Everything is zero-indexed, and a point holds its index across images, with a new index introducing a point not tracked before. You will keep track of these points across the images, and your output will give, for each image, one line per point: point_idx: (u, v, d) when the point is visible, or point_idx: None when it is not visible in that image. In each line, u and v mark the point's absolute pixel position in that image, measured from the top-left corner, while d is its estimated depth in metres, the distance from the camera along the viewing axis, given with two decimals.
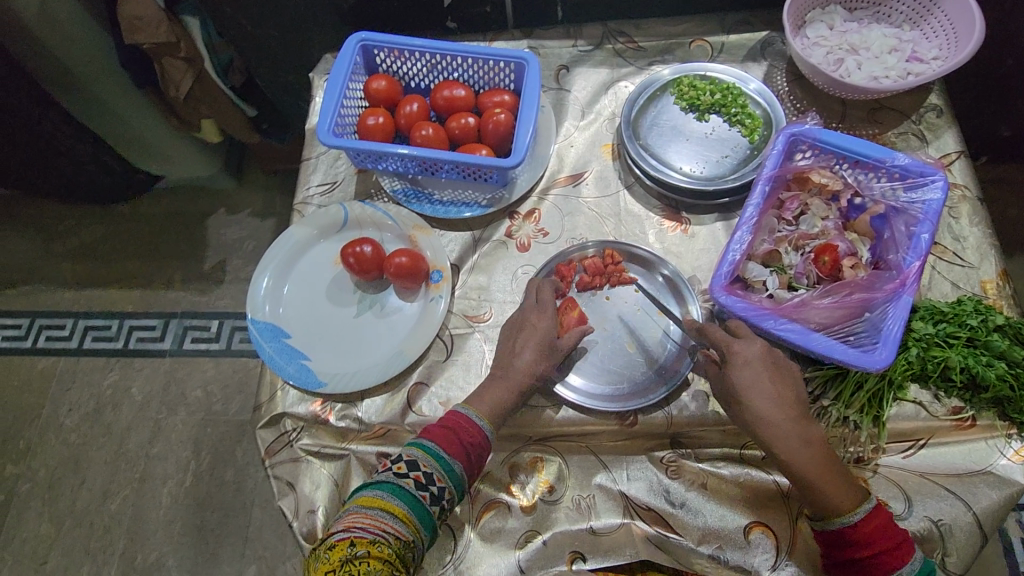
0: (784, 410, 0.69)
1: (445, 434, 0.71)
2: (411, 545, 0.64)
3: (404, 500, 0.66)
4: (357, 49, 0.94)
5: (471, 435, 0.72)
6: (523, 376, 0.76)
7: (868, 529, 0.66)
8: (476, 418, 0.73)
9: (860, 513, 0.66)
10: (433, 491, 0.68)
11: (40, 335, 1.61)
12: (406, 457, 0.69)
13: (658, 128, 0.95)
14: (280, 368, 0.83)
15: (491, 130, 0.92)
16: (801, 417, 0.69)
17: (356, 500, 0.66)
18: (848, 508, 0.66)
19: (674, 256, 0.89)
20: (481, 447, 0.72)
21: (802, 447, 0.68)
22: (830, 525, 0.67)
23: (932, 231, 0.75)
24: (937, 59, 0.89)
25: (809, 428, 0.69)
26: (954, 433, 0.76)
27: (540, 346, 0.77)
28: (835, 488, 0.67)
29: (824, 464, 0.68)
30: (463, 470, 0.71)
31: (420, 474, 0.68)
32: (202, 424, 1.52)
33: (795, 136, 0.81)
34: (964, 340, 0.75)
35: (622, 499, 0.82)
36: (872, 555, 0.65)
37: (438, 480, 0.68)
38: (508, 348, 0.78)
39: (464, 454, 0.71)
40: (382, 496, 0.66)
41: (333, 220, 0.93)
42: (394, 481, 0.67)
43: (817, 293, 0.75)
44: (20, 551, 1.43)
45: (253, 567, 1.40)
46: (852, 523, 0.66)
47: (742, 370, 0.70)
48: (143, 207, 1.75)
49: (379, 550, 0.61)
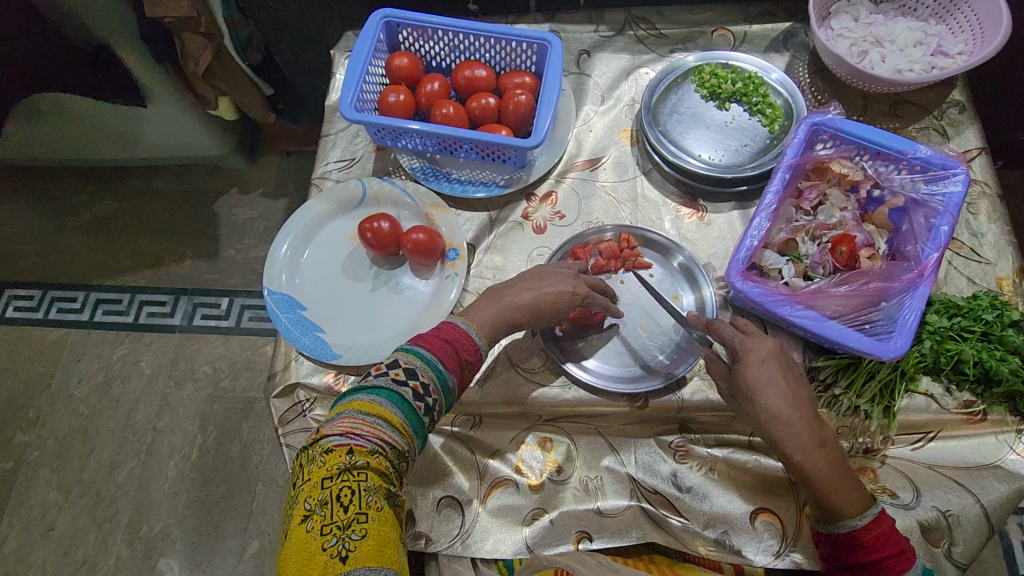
0: (799, 409, 0.68)
1: (445, 347, 0.68)
2: (404, 455, 0.62)
3: (401, 409, 0.62)
4: (380, 25, 0.94)
5: (467, 352, 0.70)
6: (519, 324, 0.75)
7: (876, 533, 0.65)
8: (474, 335, 0.71)
9: (868, 517, 0.65)
10: (428, 403, 0.65)
11: (52, 306, 1.62)
12: (404, 363, 0.65)
13: (678, 115, 0.95)
14: (295, 338, 0.83)
15: (511, 111, 0.92)
16: (815, 418, 0.69)
17: (352, 404, 0.61)
18: (855, 511, 0.66)
19: (689, 242, 0.90)
20: (473, 364, 0.71)
21: (817, 448, 0.67)
22: (839, 527, 0.66)
23: (952, 223, 0.74)
24: (962, 55, 0.89)
25: (822, 429, 0.68)
26: (964, 426, 0.76)
27: (544, 299, 0.75)
28: (847, 490, 0.66)
29: (838, 466, 0.67)
30: (456, 385, 0.68)
31: (418, 383, 0.64)
32: (210, 400, 1.53)
33: (817, 125, 0.81)
34: (979, 334, 0.75)
35: (629, 482, 0.83)
36: (879, 559, 0.64)
37: (433, 392, 0.65)
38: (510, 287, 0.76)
39: (459, 371, 0.69)
40: (380, 404, 0.62)
41: (351, 196, 0.94)
42: (393, 388, 0.63)
43: (833, 281, 0.75)
44: (28, 518, 1.44)
45: (256, 543, 1.41)
46: (859, 525, 0.65)
47: (756, 367, 0.69)
48: (158, 183, 1.76)
49: (377, 462, 0.58)
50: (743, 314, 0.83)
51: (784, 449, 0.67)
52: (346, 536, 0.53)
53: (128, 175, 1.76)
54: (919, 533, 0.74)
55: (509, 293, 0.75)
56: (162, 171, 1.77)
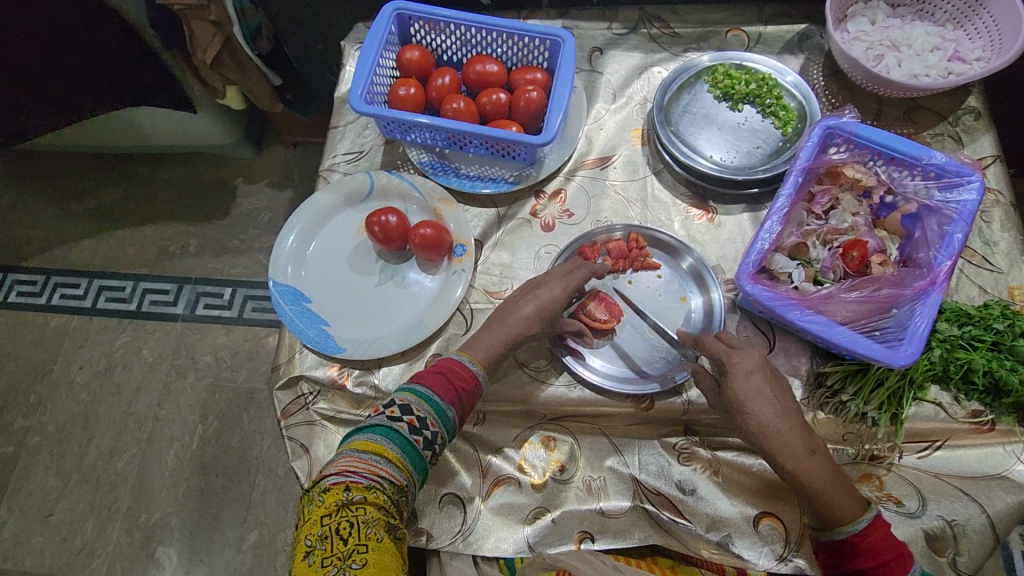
0: (789, 419, 0.68)
1: (439, 379, 0.72)
2: (404, 490, 0.66)
3: (397, 445, 0.67)
4: (392, 17, 0.93)
5: (464, 380, 0.73)
6: (517, 330, 0.76)
7: (874, 539, 0.65)
8: (469, 363, 0.74)
9: (865, 521, 0.65)
10: (426, 435, 0.69)
11: (55, 292, 1.62)
12: (400, 401, 0.70)
13: (690, 115, 0.94)
14: (300, 331, 0.83)
15: (522, 107, 0.91)
16: (805, 428, 0.68)
17: (351, 444, 0.67)
18: (853, 516, 0.66)
19: (699, 244, 0.89)
20: (472, 393, 0.73)
21: (810, 457, 0.67)
22: (837, 535, 0.66)
23: (965, 231, 0.74)
24: (980, 61, 0.88)
25: (813, 438, 0.68)
26: (971, 436, 0.76)
27: (541, 307, 0.77)
28: (842, 496, 0.66)
29: (833, 474, 0.67)
30: (456, 416, 0.72)
31: (414, 417, 0.69)
32: (211, 389, 1.53)
33: (831, 128, 0.80)
34: (989, 344, 0.74)
35: (632, 483, 0.82)
36: (878, 565, 0.65)
37: (431, 424, 0.69)
38: (510, 303, 0.79)
39: (458, 402, 0.72)
40: (376, 441, 0.66)
41: (358, 188, 0.93)
42: (389, 425, 0.68)
43: (844, 287, 0.75)
44: (27, 503, 1.44)
45: (254, 534, 1.41)
46: (857, 531, 0.65)
47: (744, 381, 0.69)
48: (163, 172, 1.75)
49: (374, 496, 0.63)
50: (750, 318, 0.82)
51: (778, 459, 0.67)
52: (347, 566, 0.59)
53: (133, 163, 1.76)
54: (924, 542, 0.74)
55: (509, 309, 0.78)
56: (167, 159, 1.76)
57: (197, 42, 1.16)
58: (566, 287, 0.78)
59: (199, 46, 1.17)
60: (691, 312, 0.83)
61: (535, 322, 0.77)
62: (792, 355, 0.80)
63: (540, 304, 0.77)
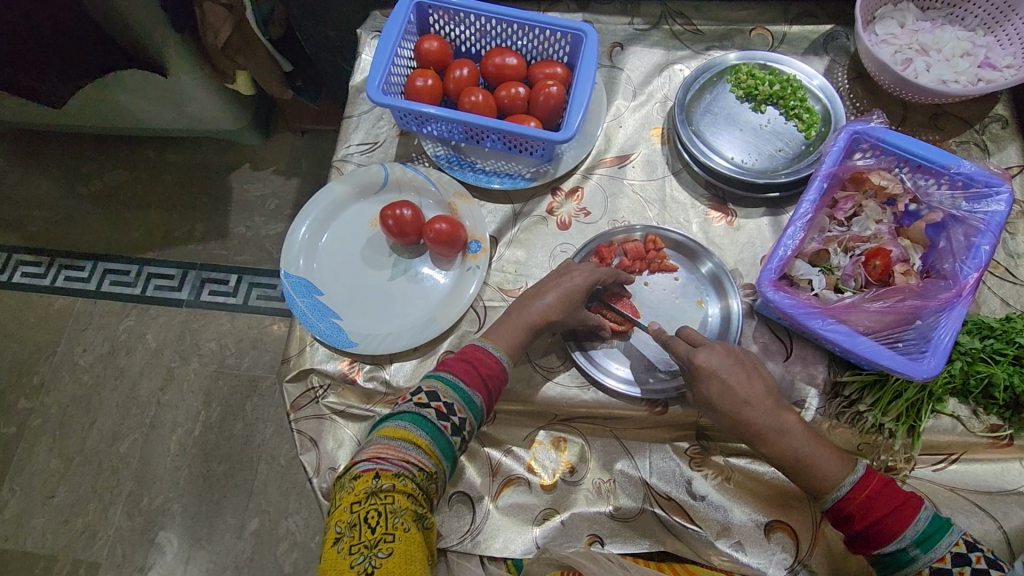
0: (759, 403, 0.70)
1: (466, 367, 0.73)
2: (433, 477, 0.67)
3: (426, 432, 0.68)
4: (411, 6, 0.91)
5: (489, 367, 0.74)
6: (538, 318, 0.77)
7: (862, 497, 0.67)
8: (494, 350, 0.75)
9: (848, 484, 0.67)
10: (454, 422, 0.70)
11: (59, 274, 1.61)
12: (426, 388, 0.72)
13: (712, 115, 0.92)
14: (312, 324, 0.82)
15: (542, 102, 0.90)
16: (772, 407, 0.70)
17: (380, 432, 0.68)
18: (837, 480, 0.68)
19: (717, 247, 0.88)
20: (498, 379, 0.74)
21: (780, 438, 0.69)
22: (825, 503, 0.69)
23: (993, 243, 0.73)
24: (1010, 68, 0.86)
25: (781, 417, 0.70)
26: (988, 450, 0.75)
27: (564, 293, 0.77)
28: (819, 471, 0.68)
29: (806, 448, 0.69)
30: (483, 402, 0.73)
31: (441, 404, 0.70)
32: (214, 376, 1.52)
33: (858, 133, 0.79)
34: (1012, 357, 0.73)
35: (643, 487, 0.81)
36: (873, 522, 0.66)
37: (458, 410, 0.70)
38: (536, 288, 0.79)
39: (484, 387, 0.73)
40: (406, 428, 0.67)
41: (372, 180, 0.91)
42: (416, 412, 0.69)
43: (867, 296, 0.73)
44: (29, 484, 1.44)
45: (255, 521, 1.41)
46: (843, 495, 0.67)
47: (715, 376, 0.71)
48: (170, 155, 1.73)
49: (403, 484, 0.64)
50: (768, 324, 0.81)
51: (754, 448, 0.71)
52: (372, 554, 0.59)
53: (140, 145, 1.74)
54: None
55: (533, 295, 0.78)
56: (175, 142, 1.74)
57: (209, 25, 1.14)
58: (589, 277, 0.78)
59: (211, 29, 1.15)
60: (707, 316, 0.82)
61: (558, 309, 0.77)
62: (809, 363, 0.79)
63: (563, 291, 0.77)
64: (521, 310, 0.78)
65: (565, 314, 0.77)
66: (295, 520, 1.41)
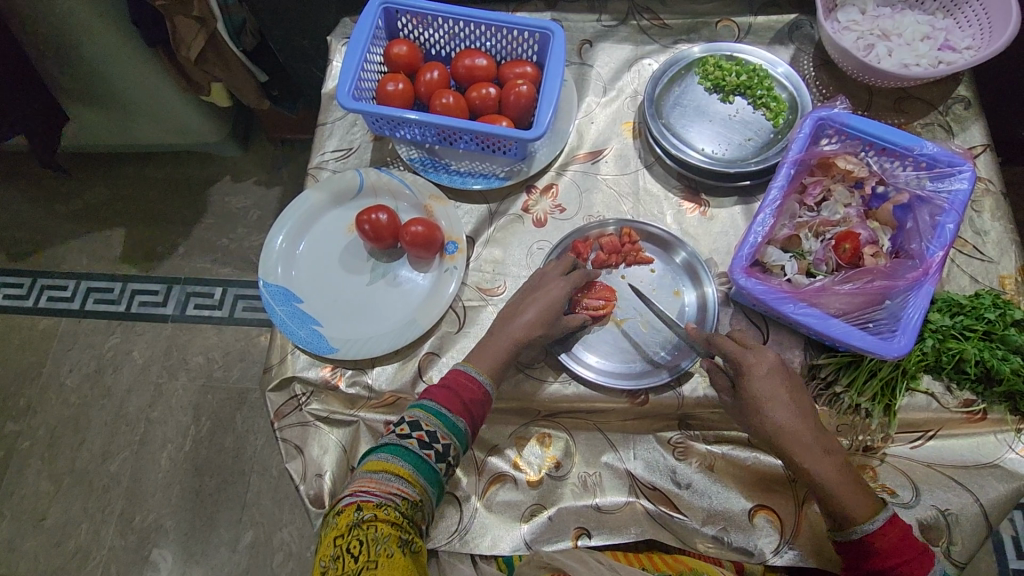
0: (804, 418, 0.68)
1: (447, 393, 0.72)
2: (419, 505, 0.66)
3: (408, 461, 0.67)
4: (379, 11, 0.92)
5: (472, 393, 0.72)
6: (521, 334, 0.75)
7: (891, 536, 0.65)
8: (476, 375, 0.73)
9: (881, 520, 0.65)
10: (438, 449, 0.69)
11: (42, 295, 1.60)
12: (409, 418, 0.70)
13: (681, 107, 0.93)
14: (291, 331, 0.82)
15: (513, 102, 0.90)
16: (818, 426, 0.69)
17: (364, 465, 0.67)
18: (869, 515, 0.66)
19: (691, 237, 0.89)
20: (482, 403, 0.73)
21: (825, 456, 0.67)
22: (851, 534, 0.66)
23: (957, 222, 0.74)
24: (970, 50, 0.88)
25: (826, 437, 0.68)
26: (963, 425, 0.76)
27: (543, 309, 0.76)
28: (858, 495, 0.66)
29: (846, 473, 0.67)
30: (468, 426, 0.71)
31: (423, 433, 0.68)
32: (203, 390, 1.52)
33: (823, 119, 0.80)
34: (981, 333, 0.74)
35: (628, 478, 0.82)
36: (895, 565, 0.65)
37: (441, 438, 0.69)
38: (512, 306, 0.78)
39: (467, 413, 0.72)
40: (386, 459, 0.66)
41: (348, 186, 0.92)
42: (398, 443, 0.68)
43: (837, 279, 0.74)
44: (19, 508, 1.43)
45: (249, 534, 1.40)
46: (873, 531, 0.65)
47: (762, 379, 0.69)
48: (150, 170, 1.73)
49: (385, 513, 0.63)
50: (744, 311, 0.82)
51: (795, 459, 0.67)
52: None
53: (120, 162, 1.73)
54: (918, 532, 0.75)
55: (510, 313, 0.77)
56: (154, 157, 1.74)
57: (180, 38, 1.13)
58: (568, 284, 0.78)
59: (183, 42, 1.14)
60: (683, 305, 0.83)
61: (540, 325, 0.76)
62: (785, 348, 0.80)
63: (547, 298, 0.77)
64: (502, 326, 0.77)
65: (547, 329, 0.77)
66: (290, 531, 1.40)
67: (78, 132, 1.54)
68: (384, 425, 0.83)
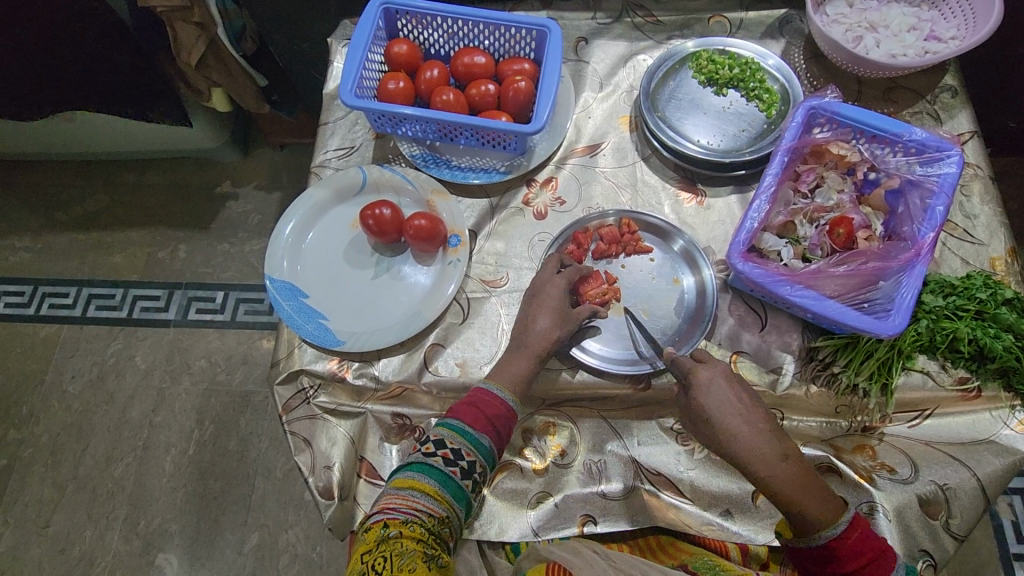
0: (757, 425, 0.70)
1: (470, 410, 0.73)
2: (446, 521, 0.67)
3: (433, 478, 0.69)
4: (379, 12, 0.93)
5: (496, 409, 0.74)
6: (542, 342, 0.77)
7: (852, 540, 0.66)
8: (498, 391, 0.75)
9: (843, 524, 0.66)
10: (462, 466, 0.70)
11: (43, 302, 1.60)
12: (433, 436, 0.72)
13: (676, 101, 0.95)
14: (298, 326, 0.83)
15: (512, 97, 0.92)
16: (773, 432, 0.70)
17: (391, 482, 0.69)
18: (832, 516, 0.67)
19: (689, 227, 0.90)
20: (506, 419, 0.75)
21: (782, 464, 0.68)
22: (817, 540, 0.67)
23: (947, 204, 0.76)
24: (955, 39, 0.90)
25: (783, 444, 0.69)
26: (959, 403, 0.78)
27: (554, 312, 0.78)
28: (816, 502, 0.67)
29: (804, 477, 0.68)
30: (492, 442, 0.73)
31: (447, 451, 0.70)
32: (206, 394, 1.52)
33: (814, 109, 0.82)
34: (973, 312, 0.76)
35: (632, 464, 0.84)
36: (862, 565, 0.65)
37: (466, 454, 0.70)
38: (524, 316, 0.79)
39: (491, 429, 0.73)
40: (413, 476, 0.69)
41: (351, 182, 0.93)
42: (424, 461, 0.70)
43: (832, 261, 0.76)
44: (22, 515, 1.43)
45: (255, 536, 1.41)
46: (838, 534, 0.66)
47: (712, 391, 0.72)
48: (149, 177, 1.74)
49: (411, 530, 0.64)
50: (742, 297, 0.84)
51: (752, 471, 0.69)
52: None
53: (119, 170, 1.74)
54: (918, 506, 0.77)
55: (525, 325, 0.78)
56: (153, 164, 1.75)
57: (181, 43, 1.15)
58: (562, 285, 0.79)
59: (184, 47, 1.15)
60: (683, 292, 0.85)
61: (556, 330, 0.77)
62: (783, 332, 0.82)
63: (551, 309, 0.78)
64: (527, 324, 0.78)
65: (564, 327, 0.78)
66: (296, 532, 1.41)
67: (76, 132, 1.52)
68: (391, 416, 0.85)
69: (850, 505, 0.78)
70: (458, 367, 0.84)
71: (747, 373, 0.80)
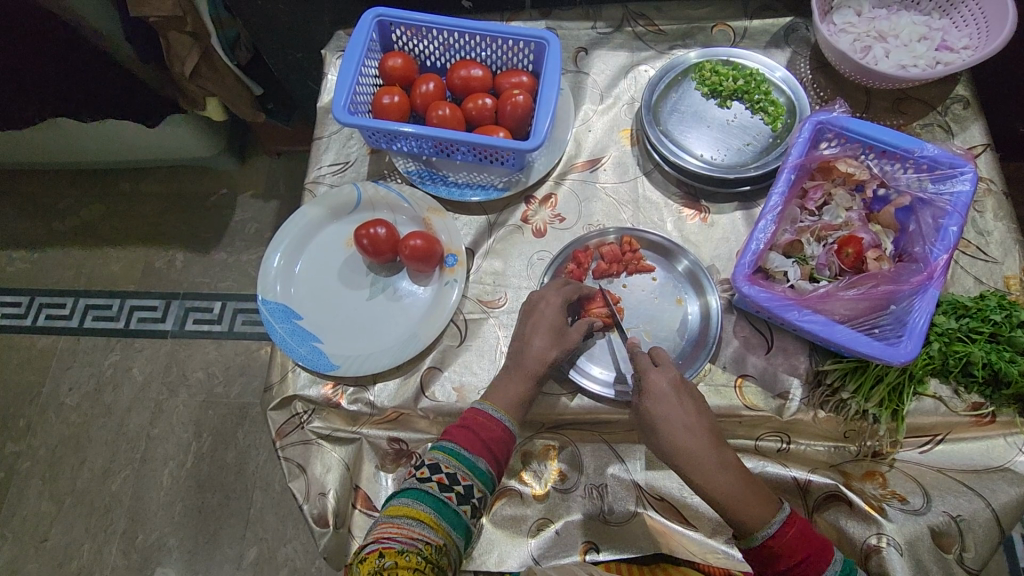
0: (697, 435, 0.69)
1: (465, 433, 0.71)
2: (444, 549, 0.64)
3: (428, 505, 0.66)
4: (373, 24, 0.91)
5: (491, 431, 0.72)
6: (535, 363, 0.75)
7: (789, 537, 0.65)
8: (493, 413, 0.73)
9: (777, 523, 0.65)
10: (459, 490, 0.68)
11: (40, 313, 1.59)
12: (429, 461, 0.70)
13: (679, 114, 0.93)
14: (291, 349, 0.81)
15: (509, 112, 0.90)
16: (714, 440, 0.70)
17: (386, 511, 0.67)
18: (767, 518, 0.66)
19: (693, 244, 0.88)
20: (504, 441, 0.72)
21: (720, 472, 0.68)
22: (754, 541, 0.66)
23: (960, 223, 0.74)
24: (968, 49, 0.87)
25: (723, 452, 0.69)
26: (972, 428, 0.76)
27: (549, 332, 0.76)
28: (750, 505, 0.66)
29: (742, 484, 0.67)
30: (490, 466, 0.71)
31: (442, 476, 0.68)
32: (203, 407, 1.51)
33: (822, 123, 0.79)
34: (987, 335, 0.73)
35: (635, 489, 0.82)
36: (798, 561, 0.64)
37: (461, 479, 0.68)
38: (518, 338, 0.77)
39: (488, 452, 0.71)
40: (408, 503, 0.66)
41: (345, 200, 0.91)
42: (419, 487, 0.68)
43: (841, 284, 0.74)
44: (20, 530, 1.42)
45: (253, 551, 1.39)
46: (772, 534, 0.65)
47: (659, 400, 0.71)
48: (146, 186, 1.72)
49: (407, 559, 0.61)
50: (747, 318, 0.82)
51: (688, 476, 0.68)
52: None
53: (115, 178, 1.73)
54: (930, 539, 0.73)
55: (519, 348, 0.77)
56: (150, 173, 1.73)
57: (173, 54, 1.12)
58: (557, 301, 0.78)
59: (176, 57, 1.13)
60: (687, 313, 0.82)
61: (552, 352, 0.76)
62: (790, 354, 0.80)
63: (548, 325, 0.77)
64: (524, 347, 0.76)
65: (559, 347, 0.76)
66: (294, 547, 1.39)
67: (70, 141, 1.50)
68: (387, 441, 0.83)
69: (859, 537, 0.75)
70: (456, 392, 0.82)
71: (753, 398, 0.78)
